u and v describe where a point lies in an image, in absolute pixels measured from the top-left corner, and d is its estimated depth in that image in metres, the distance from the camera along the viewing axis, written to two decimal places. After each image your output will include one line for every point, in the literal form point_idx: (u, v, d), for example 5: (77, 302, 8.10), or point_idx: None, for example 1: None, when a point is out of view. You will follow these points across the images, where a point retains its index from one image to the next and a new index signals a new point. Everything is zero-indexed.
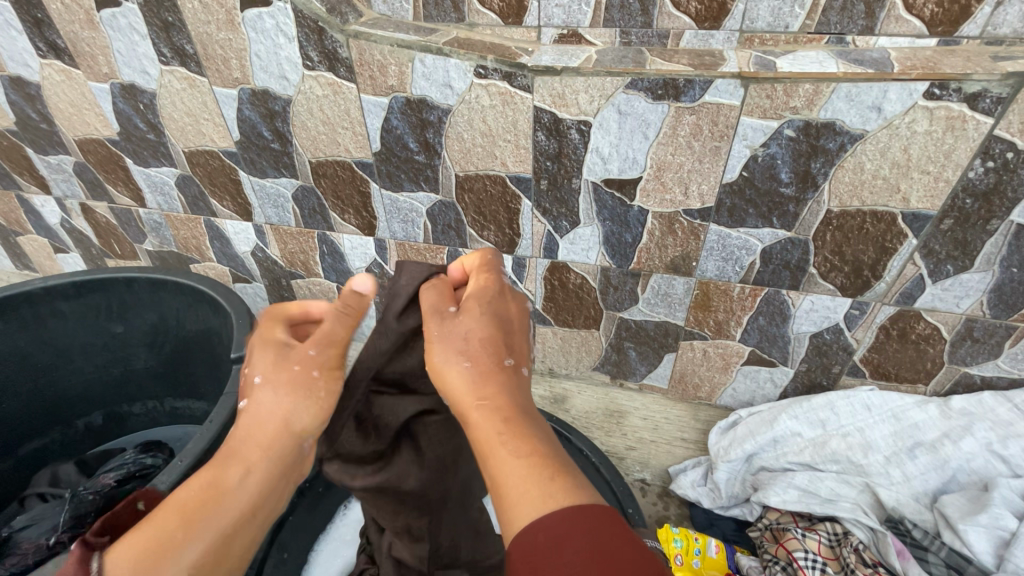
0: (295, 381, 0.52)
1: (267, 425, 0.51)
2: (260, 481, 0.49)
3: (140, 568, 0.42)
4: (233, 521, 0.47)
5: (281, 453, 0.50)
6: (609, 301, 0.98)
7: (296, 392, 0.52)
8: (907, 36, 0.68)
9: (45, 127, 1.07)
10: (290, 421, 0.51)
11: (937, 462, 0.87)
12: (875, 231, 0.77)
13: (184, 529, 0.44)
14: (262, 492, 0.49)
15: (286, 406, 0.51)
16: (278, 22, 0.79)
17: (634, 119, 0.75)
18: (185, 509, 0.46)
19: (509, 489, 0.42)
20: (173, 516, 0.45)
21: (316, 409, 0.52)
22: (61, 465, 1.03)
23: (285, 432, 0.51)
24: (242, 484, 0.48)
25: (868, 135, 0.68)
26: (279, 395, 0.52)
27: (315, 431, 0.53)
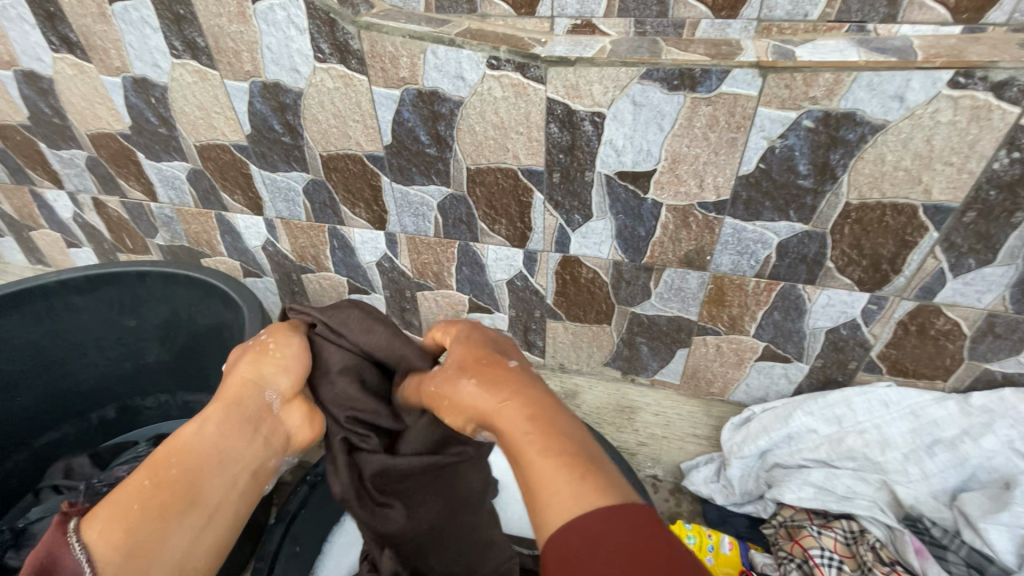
0: (259, 350, 0.58)
1: (230, 386, 0.55)
2: (222, 431, 0.52)
3: (111, 522, 0.45)
4: (201, 470, 0.50)
5: (247, 409, 0.54)
6: (622, 296, 0.97)
7: (258, 356, 0.58)
8: (931, 23, 0.67)
9: (58, 121, 1.08)
10: (255, 381, 0.56)
11: (956, 459, 0.86)
12: (895, 224, 0.76)
13: (151, 480, 0.48)
14: (225, 444, 0.52)
15: (244, 365, 0.57)
16: (289, 14, 0.78)
17: (649, 110, 0.74)
18: (154, 463, 0.49)
19: (542, 489, 0.41)
20: (142, 470, 0.49)
21: (282, 373, 0.57)
22: (75, 458, 1.04)
23: (249, 389, 0.55)
24: (206, 435, 0.51)
25: (889, 126, 0.67)
26: (237, 360, 0.58)
27: (274, 384, 0.57)
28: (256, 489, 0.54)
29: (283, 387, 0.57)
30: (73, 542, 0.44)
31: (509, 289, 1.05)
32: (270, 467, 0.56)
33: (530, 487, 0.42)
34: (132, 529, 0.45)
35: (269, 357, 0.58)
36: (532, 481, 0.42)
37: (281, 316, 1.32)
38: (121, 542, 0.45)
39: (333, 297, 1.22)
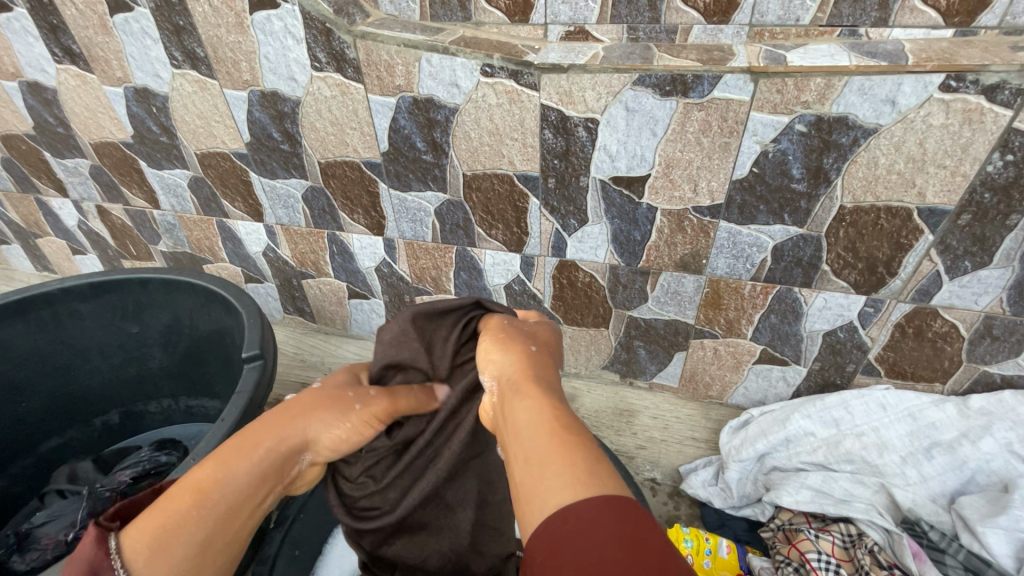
0: (333, 403, 0.57)
1: (291, 433, 0.54)
2: (263, 476, 0.51)
3: (154, 555, 0.44)
4: (233, 511, 0.49)
5: (286, 458, 0.53)
6: (619, 300, 0.97)
7: (328, 410, 0.56)
8: (923, 27, 0.67)
9: (62, 131, 1.09)
10: (309, 432, 0.55)
11: (955, 462, 0.85)
12: (890, 227, 0.76)
13: (192, 514, 0.46)
14: (264, 490, 0.51)
15: (308, 407, 0.56)
16: (286, 24, 0.79)
17: (643, 115, 0.74)
18: (195, 490, 0.47)
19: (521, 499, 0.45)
20: (184, 494, 0.47)
21: (333, 428, 0.56)
22: (80, 463, 1.05)
23: (299, 437, 0.54)
24: (250, 471, 0.50)
25: (882, 130, 0.67)
26: (301, 399, 0.57)
27: (323, 438, 0.56)
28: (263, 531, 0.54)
29: (331, 440, 0.56)
30: (116, 567, 0.44)
31: (507, 294, 1.05)
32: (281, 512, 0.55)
33: (529, 468, 0.45)
34: (170, 567, 0.44)
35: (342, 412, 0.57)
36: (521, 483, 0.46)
37: (282, 320, 1.33)
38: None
39: (333, 302, 1.23)
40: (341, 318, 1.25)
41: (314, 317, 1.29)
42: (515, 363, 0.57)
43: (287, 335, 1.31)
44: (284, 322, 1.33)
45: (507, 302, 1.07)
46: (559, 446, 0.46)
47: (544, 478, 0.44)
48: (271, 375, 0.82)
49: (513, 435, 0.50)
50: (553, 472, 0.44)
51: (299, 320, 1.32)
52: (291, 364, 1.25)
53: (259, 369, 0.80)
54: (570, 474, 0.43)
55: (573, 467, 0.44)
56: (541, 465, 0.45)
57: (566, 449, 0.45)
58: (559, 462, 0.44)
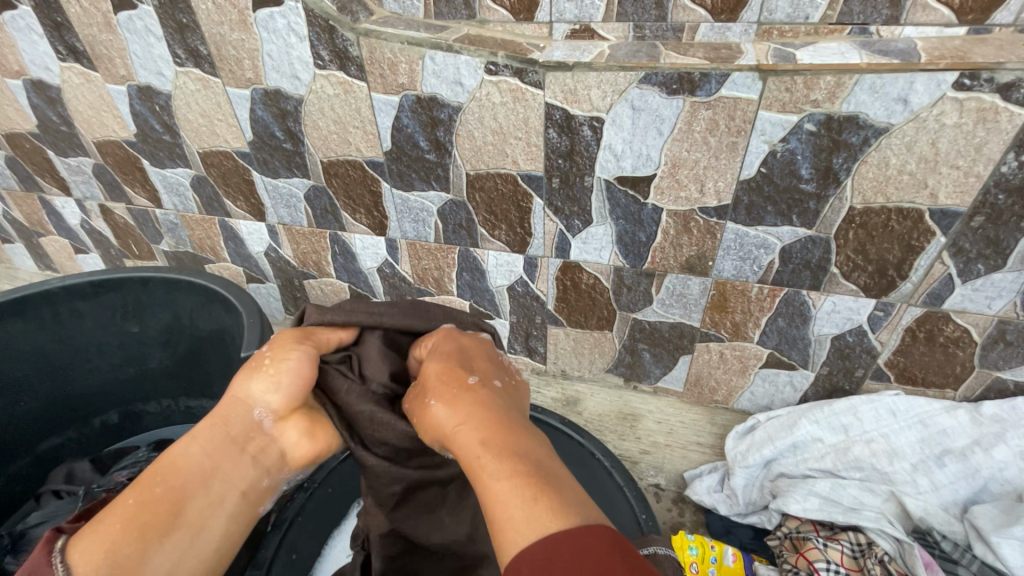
0: (252, 369, 0.63)
1: (229, 402, 0.61)
2: (210, 447, 0.58)
3: (98, 542, 0.50)
4: (182, 483, 0.55)
5: (235, 427, 0.60)
6: (623, 302, 0.96)
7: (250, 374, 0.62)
8: (935, 25, 0.65)
9: (66, 129, 1.09)
10: (248, 396, 0.61)
11: (968, 470, 0.83)
12: (901, 229, 0.74)
13: (143, 493, 0.53)
14: (214, 456, 0.58)
15: (238, 379, 0.62)
16: (289, 22, 0.79)
17: (648, 114, 0.73)
18: (141, 483, 0.55)
19: (500, 518, 0.47)
20: (130, 490, 0.54)
21: (263, 389, 0.61)
22: (77, 462, 1.03)
23: (235, 402, 0.61)
24: (188, 449, 0.57)
25: (894, 129, 0.66)
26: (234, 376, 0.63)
27: (264, 400, 0.61)
28: (248, 509, 0.60)
29: (272, 401, 0.61)
30: (56, 562, 0.48)
31: (509, 295, 1.04)
32: (260, 487, 0.61)
33: (491, 515, 0.49)
34: (117, 545, 0.50)
35: (263, 371, 0.62)
36: (497, 504, 0.48)
37: (284, 321, 1.33)
38: (107, 557, 0.49)
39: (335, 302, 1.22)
40: None
41: None
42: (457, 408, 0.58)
43: None
44: (286, 322, 1.33)
45: (510, 304, 1.06)
46: (516, 489, 0.48)
47: (509, 526, 0.46)
48: None
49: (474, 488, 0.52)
50: (511, 516, 0.47)
51: None
52: None
53: None
54: (528, 516, 0.46)
55: (532, 507, 0.47)
56: (503, 509, 0.48)
57: (520, 484, 0.49)
58: (517, 502, 0.47)
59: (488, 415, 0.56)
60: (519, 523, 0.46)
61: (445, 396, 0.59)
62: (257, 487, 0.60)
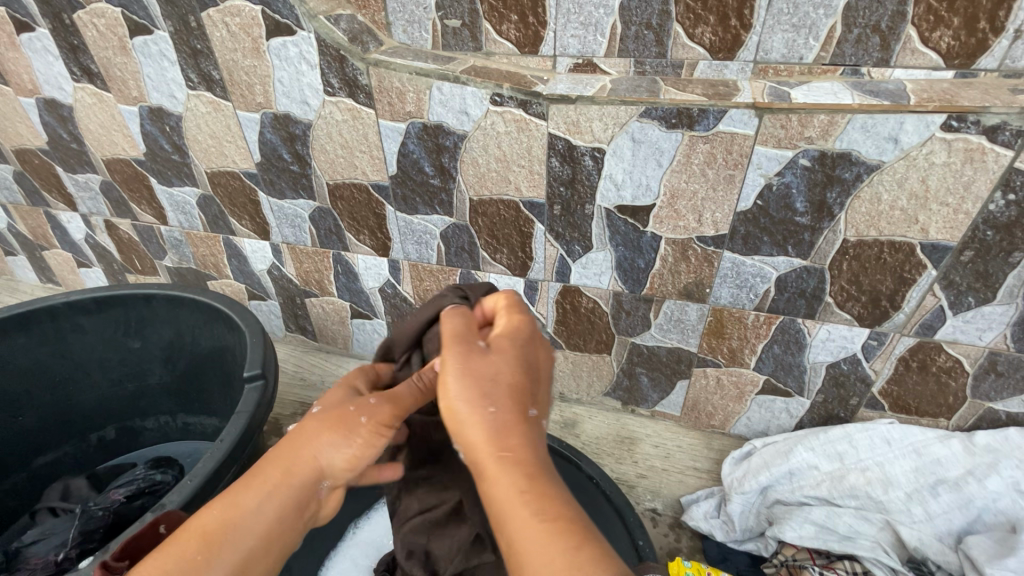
0: (336, 421, 0.52)
1: (299, 458, 0.50)
2: (278, 514, 0.49)
3: None
4: (242, 550, 0.47)
5: (301, 492, 0.50)
6: (622, 326, 0.97)
7: (337, 432, 0.51)
8: (923, 68, 0.68)
9: (75, 147, 1.11)
10: (322, 459, 0.51)
11: (962, 500, 0.84)
12: (893, 261, 0.76)
13: (203, 554, 0.46)
14: (280, 526, 0.49)
15: (322, 438, 0.51)
16: (302, 50, 0.81)
17: (648, 146, 0.75)
18: (200, 533, 0.47)
19: (523, 551, 0.39)
20: (191, 539, 0.47)
21: (343, 450, 0.51)
22: (72, 479, 1.03)
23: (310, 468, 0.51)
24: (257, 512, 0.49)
25: (885, 166, 0.68)
26: (315, 427, 0.52)
27: (336, 465, 0.51)
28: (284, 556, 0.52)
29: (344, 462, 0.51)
30: None
31: None
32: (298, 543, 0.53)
33: (512, 552, 0.40)
34: None
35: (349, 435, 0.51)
36: (515, 533, 0.41)
37: (284, 338, 1.33)
38: None
39: (336, 321, 1.23)
40: (344, 338, 1.25)
41: (316, 336, 1.29)
42: (500, 423, 0.46)
43: (288, 353, 1.31)
44: (286, 339, 1.33)
45: None
46: (557, 529, 0.40)
47: (535, 566, 0.38)
48: (272, 395, 0.81)
49: (496, 515, 0.42)
50: (543, 559, 0.38)
51: (301, 339, 1.31)
52: (291, 383, 1.25)
53: (260, 390, 0.80)
54: (569, 566, 0.37)
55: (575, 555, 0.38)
56: (533, 553, 0.39)
57: (563, 529, 0.40)
58: (555, 547, 0.39)
59: (532, 446, 0.46)
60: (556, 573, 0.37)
61: (496, 402, 0.47)
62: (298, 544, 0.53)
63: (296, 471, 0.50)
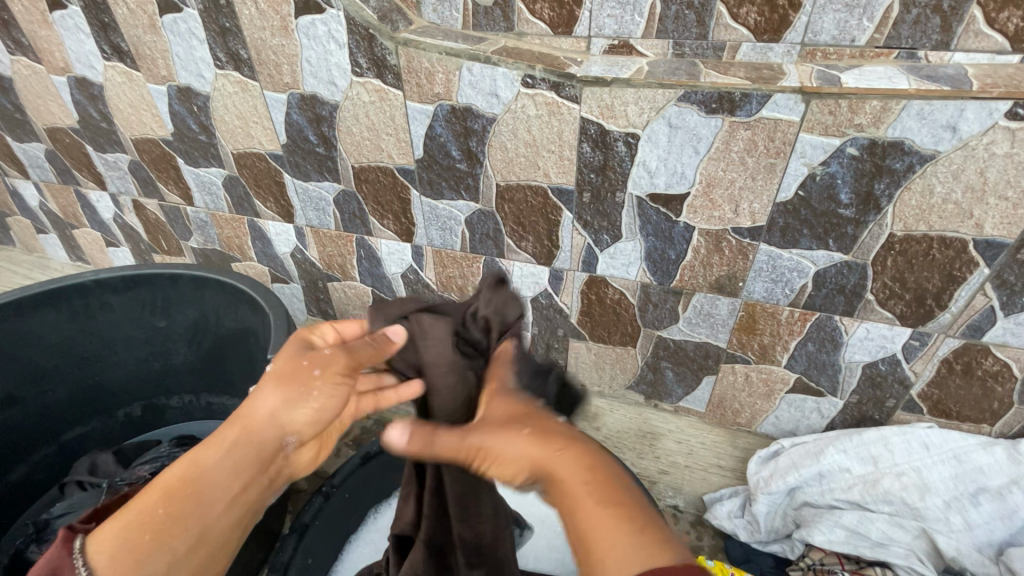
0: (291, 379, 0.55)
1: (258, 414, 0.54)
2: (238, 466, 0.52)
3: (118, 549, 0.45)
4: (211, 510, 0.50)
5: (265, 447, 0.54)
6: (648, 318, 0.95)
7: (291, 390, 0.55)
8: (987, 52, 0.63)
9: (105, 126, 1.12)
10: (272, 413, 0.54)
11: (1004, 511, 0.80)
12: (942, 258, 0.72)
13: (170, 506, 0.48)
14: (241, 477, 0.52)
15: (273, 395, 0.54)
16: (330, 29, 0.80)
17: (685, 132, 0.72)
18: (168, 487, 0.49)
19: (583, 529, 0.40)
20: (156, 495, 0.48)
21: (301, 405, 0.55)
22: (100, 454, 1.05)
23: (274, 427, 0.54)
24: (221, 462, 0.51)
25: (940, 156, 0.64)
26: (270, 384, 0.55)
27: (298, 425, 0.56)
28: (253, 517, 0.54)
29: (302, 417, 0.55)
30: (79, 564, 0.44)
31: (533, 306, 1.03)
32: (265, 501, 0.56)
33: (581, 542, 0.40)
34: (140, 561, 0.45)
35: (307, 394, 0.55)
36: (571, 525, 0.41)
37: (305, 322, 1.34)
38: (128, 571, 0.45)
39: (358, 306, 1.23)
40: None
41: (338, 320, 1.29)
42: (522, 444, 0.47)
43: None
44: (307, 323, 1.34)
45: (532, 315, 1.05)
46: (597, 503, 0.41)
47: (591, 544, 0.39)
48: None
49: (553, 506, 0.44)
50: (608, 536, 0.39)
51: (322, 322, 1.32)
52: None
53: None
54: (624, 526, 0.39)
55: (626, 523, 0.39)
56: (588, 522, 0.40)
57: (612, 500, 0.41)
58: (610, 518, 0.40)
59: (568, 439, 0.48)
60: (602, 529, 0.39)
61: (517, 427, 0.49)
62: (265, 504, 0.56)
63: (255, 428, 0.54)
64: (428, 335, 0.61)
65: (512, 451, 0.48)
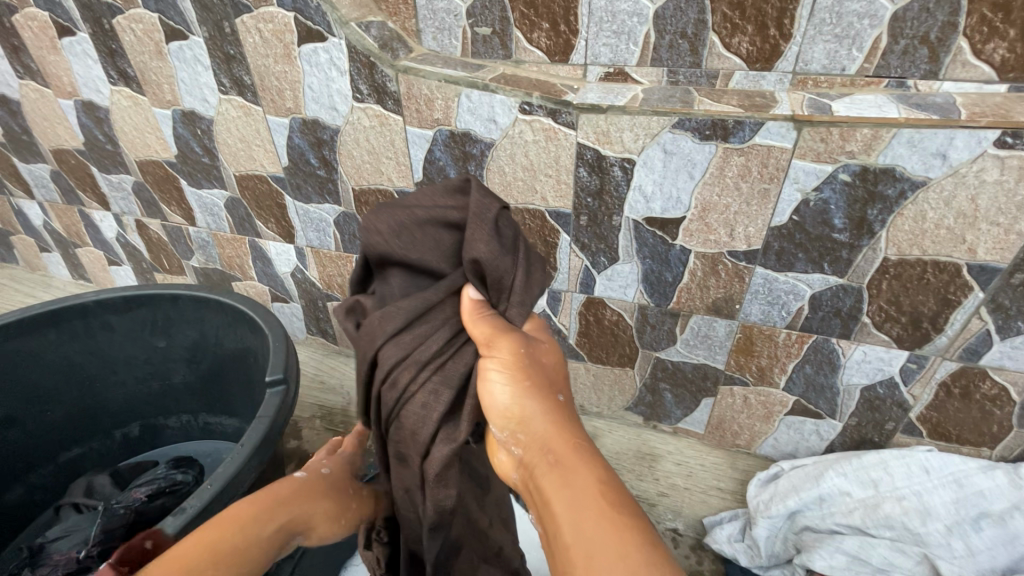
0: (312, 491, 0.71)
1: (298, 510, 0.67)
2: (268, 550, 0.62)
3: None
4: (244, 570, 0.58)
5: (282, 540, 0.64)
6: (646, 340, 0.95)
7: (339, 498, 0.73)
8: (975, 81, 0.65)
9: (110, 148, 1.14)
10: (312, 516, 0.69)
11: (1006, 536, 0.79)
12: (937, 282, 0.73)
13: (221, 563, 0.55)
14: (262, 563, 0.61)
15: (325, 498, 0.72)
16: (332, 57, 0.82)
17: (680, 158, 0.73)
18: (218, 547, 0.56)
19: (572, 523, 0.43)
20: (207, 550, 0.55)
21: (331, 517, 0.72)
22: (96, 476, 1.04)
23: (300, 523, 0.67)
24: (263, 541, 0.61)
25: (931, 183, 0.65)
26: (321, 489, 0.73)
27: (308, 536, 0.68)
28: None
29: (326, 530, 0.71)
30: None
31: None
32: None
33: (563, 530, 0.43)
34: None
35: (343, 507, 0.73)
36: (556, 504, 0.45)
37: (304, 341, 1.34)
38: None
39: None
40: None
41: (337, 340, 1.29)
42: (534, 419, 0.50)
43: (308, 356, 1.32)
44: (306, 342, 1.34)
45: None
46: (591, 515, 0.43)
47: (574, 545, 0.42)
48: (293, 400, 0.81)
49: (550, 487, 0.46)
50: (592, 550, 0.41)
51: (321, 341, 1.32)
52: (310, 386, 1.26)
53: (282, 394, 0.80)
54: (606, 550, 0.41)
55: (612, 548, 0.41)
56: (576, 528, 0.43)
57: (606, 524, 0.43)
58: (601, 536, 0.42)
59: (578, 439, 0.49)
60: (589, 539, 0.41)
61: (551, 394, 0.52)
62: None
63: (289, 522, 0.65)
64: (419, 239, 0.55)
65: (519, 419, 0.50)
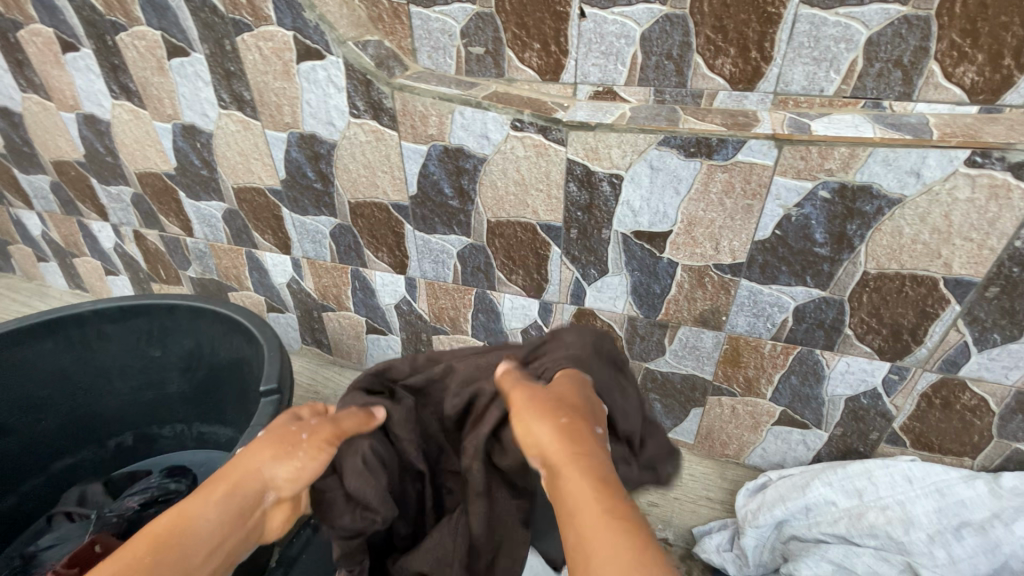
0: (279, 442, 0.55)
1: (239, 469, 0.51)
2: (217, 520, 0.47)
3: None
4: (199, 553, 0.46)
5: (244, 503, 0.50)
6: (636, 351, 0.97)
7: (280, 449, 0.54)
8: (947, 103, 0.67)
9: (110, 160, 1.15)
10: (264, 471, 0.52)
11: (988, 545, 0.81)
12: (915, 295, 0.75)
13: (154, 554, 0.44)
14: (223, 533, 0.47)
15: (263, 452, 0.53)
16: (329, 74, 0.84)
17: (666, 174, 0.76)
18: (150, 535, 0.45)
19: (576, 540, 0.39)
20: (139, 543, 0.44)
21: (288, 461, 0.53)
22: (90, 486, 1.05)
23: (251, 482, 0.51)
24: (201, 524, 0.47)
25: (907, 200, 0.68)
26: (258, 443, 0.54)
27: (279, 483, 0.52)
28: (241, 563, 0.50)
29: (289, 474, 0.53)
30: None
31: (523, 338, 1.05)
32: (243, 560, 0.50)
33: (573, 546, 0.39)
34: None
35: (293, 453, 0.54)
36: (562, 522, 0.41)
37: (299, 350, 1.35)
38: None
39: (351, 335, 1.24)
40: (358, 352, 1.27)
41: (332, 349, 1.30)
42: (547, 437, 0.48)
43: (303, 366, 1.33)
44: (301, 351, 1.35)
45: None
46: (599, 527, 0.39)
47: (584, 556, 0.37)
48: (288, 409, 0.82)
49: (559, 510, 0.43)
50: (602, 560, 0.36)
51: (316, 351, 1.33)
52: (304, 396, 1.27)
53: (276, 403, 0.81)
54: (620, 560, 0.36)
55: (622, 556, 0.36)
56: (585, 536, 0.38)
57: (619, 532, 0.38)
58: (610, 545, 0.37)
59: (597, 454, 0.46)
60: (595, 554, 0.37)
61: (558, 416, 0.50)
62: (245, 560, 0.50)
63: (240, 483, 0.51)
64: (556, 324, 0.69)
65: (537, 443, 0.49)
